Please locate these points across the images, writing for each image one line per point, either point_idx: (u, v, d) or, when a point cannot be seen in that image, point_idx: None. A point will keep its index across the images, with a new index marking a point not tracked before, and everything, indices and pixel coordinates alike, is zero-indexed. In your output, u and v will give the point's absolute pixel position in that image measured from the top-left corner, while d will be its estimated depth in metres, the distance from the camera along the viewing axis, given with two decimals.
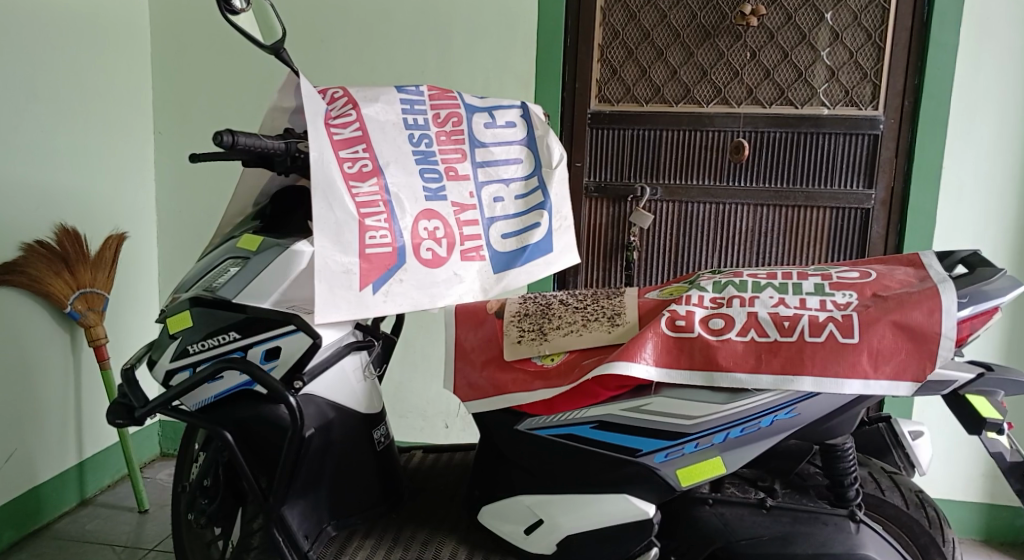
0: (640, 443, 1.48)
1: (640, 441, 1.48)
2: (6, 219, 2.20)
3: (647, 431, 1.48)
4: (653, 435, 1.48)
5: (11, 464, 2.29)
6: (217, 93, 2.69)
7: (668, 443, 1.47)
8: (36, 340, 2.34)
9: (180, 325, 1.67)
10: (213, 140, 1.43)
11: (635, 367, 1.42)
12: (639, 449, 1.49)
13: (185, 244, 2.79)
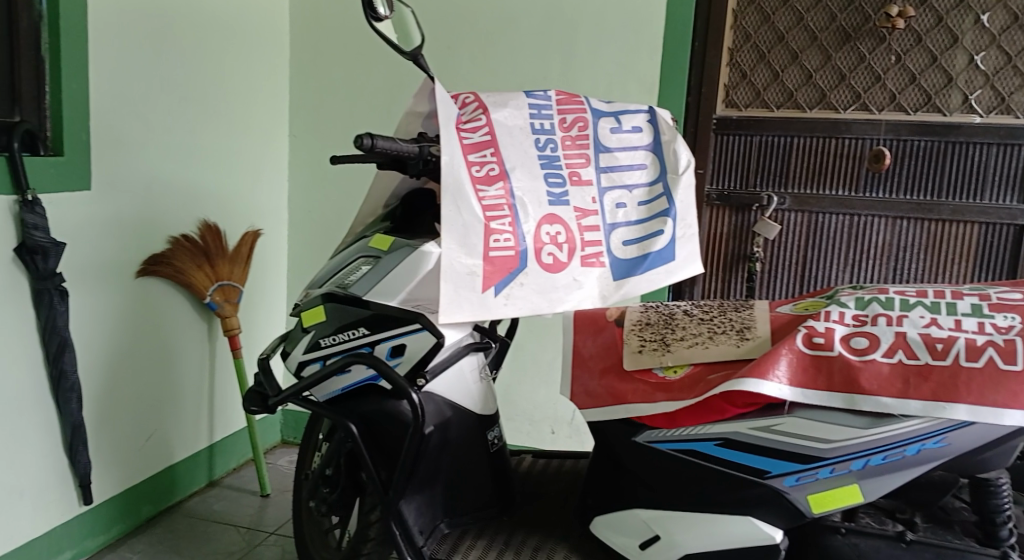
0: (769, 465, 1.43)
1: (770, 463, 1.43)
2: (155, 214, 2.34)
3: (778, 453, 1.42)
4: (785, 458, 1.42)
5: (151, 443, 2.43)
6: (349, 96, 2.78)
7: (800, 467, 1.41)
8: (177, 328, 2.48)
9: (313, 319, 1.74)
10: (353, 143, 1.46)
11: (766, 386, 1.37)
12: (768, 471, 1.43)
13: (312, 241, 2.89)
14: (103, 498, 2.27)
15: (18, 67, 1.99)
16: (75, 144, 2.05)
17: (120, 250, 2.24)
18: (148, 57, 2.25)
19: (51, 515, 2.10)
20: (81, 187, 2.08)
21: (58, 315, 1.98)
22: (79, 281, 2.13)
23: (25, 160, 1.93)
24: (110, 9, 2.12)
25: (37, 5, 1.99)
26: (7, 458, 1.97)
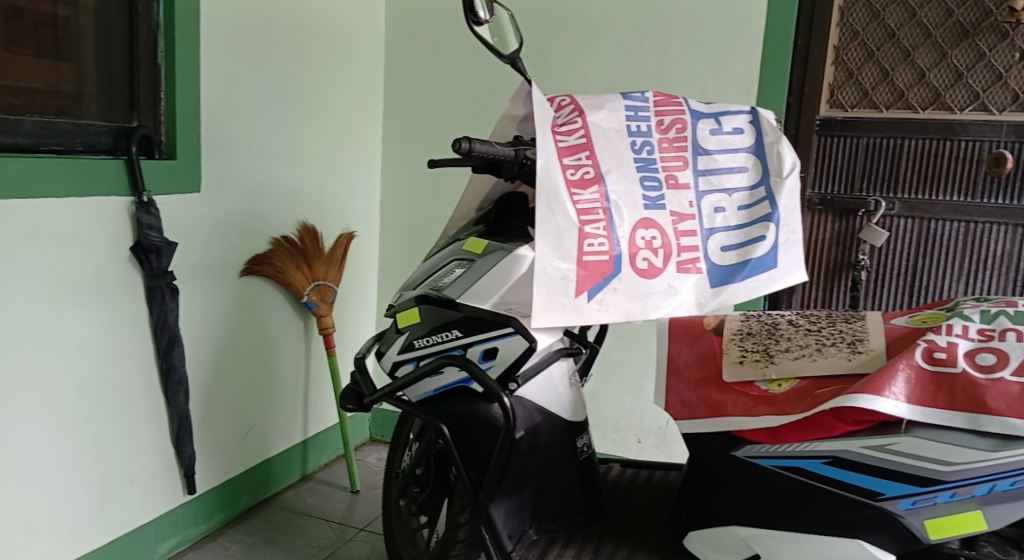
0: (883, 486, 1.37)
1: (884, 484, 1.37)
2: (258, 216, 2.40)
3: (893, 474, 1.36)
4: (901, 480, 1.36)
5: (250, 436, 2.50)
6: (443, 99, 2.80)
7: (918, 490, 1.35)
8: (275, 326, 2.54)
9: (408, 321, 1.76)
10: (451, 147, 1.47)
11: (881, 402, 1.32)
12: (881, 492, 1.37)
13: (404, 243, 2.93)
14: (206, 487, 2.35)
15: (136, 74, 2.08)
16: (188, 148, 2.13)
17: (226, 250, 2.31)
18: (254, 64, 2.32)
19: (158, 502, 2.18)
20: (192, 189, 2.16)
21: (169, 312, 2.06)
22: (189, 279, 2.21)
23: (141, 162, 2.01)
24: (221, 18, 2.20)
25: (155, 15, 2.08)
26: (120, 446, 2.05)
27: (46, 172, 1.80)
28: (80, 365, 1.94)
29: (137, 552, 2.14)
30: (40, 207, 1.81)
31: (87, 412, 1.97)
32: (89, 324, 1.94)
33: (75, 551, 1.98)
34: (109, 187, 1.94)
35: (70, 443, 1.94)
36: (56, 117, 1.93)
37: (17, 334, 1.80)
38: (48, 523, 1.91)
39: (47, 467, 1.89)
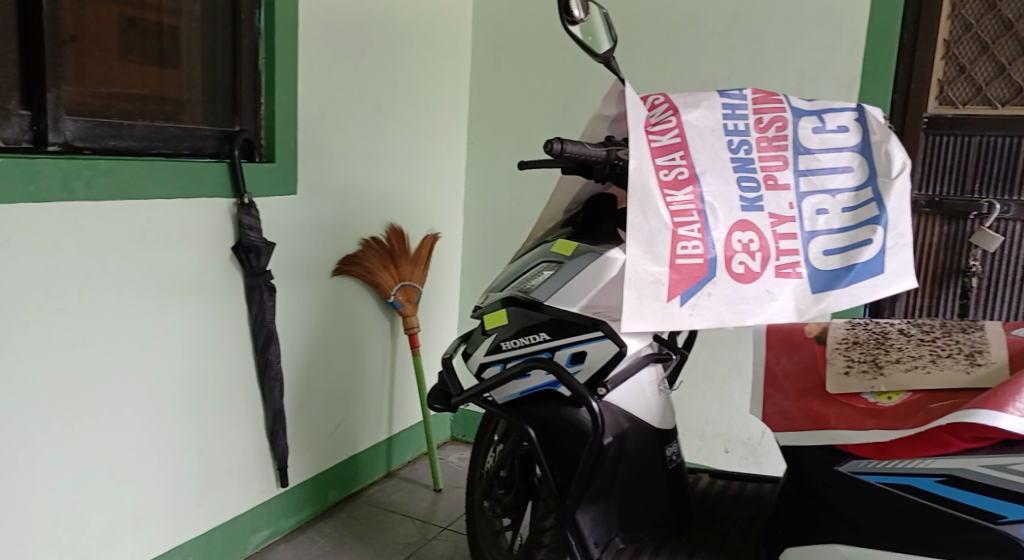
0: (1004, 508, 1.29)
1: (1005, 506, 1.29)
2: (349, 217, 2.43)
3: (1016, 495, 1.28)
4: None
5: (339, 432, 2.54)
6: (531, 99, 2.78)
7: None
8: (364, 325, 2.57)
9: (495, 322, 1.74)
10: (543, 147, 1.46)
11: (1005, 419, 1.26)
12: (1002, 515, 1.29)
13: (488, 245, 2.92)
14: (298, 480, 2.39)
15: (238, 80, 2.12)
16: (287, 150, 2.17)
17: (320, 251, 2.35)
18: (348, 68, 2.35)
19: (253, 494, 2.23)
20: (289, 191, 2.20)
21: (267, 310, 2.10)
22: (285, 278, 2.25)
23: (243, 165, 2.06)
24: (318, 23, 2.23)
25: (256, 23, 2.12)
26: (219, 439, 2.10)
27: (156, 174, 1.86)
28: (184, 360, 1.99)
29: (232, 542, 2.19)
30: (151, 208, 1.86)
31: (190, 405, 2.02)
32: (193, 321, 2.00)
33: (177, 539, 2.04)
34: (214, 190, 1.99)
35: (175, 434, 2.00)
36: (165, 121, 1.99)
37: (130, 328, 1.86)
38: (155, 511, 1.97)
39: (154, 458, 1.95)
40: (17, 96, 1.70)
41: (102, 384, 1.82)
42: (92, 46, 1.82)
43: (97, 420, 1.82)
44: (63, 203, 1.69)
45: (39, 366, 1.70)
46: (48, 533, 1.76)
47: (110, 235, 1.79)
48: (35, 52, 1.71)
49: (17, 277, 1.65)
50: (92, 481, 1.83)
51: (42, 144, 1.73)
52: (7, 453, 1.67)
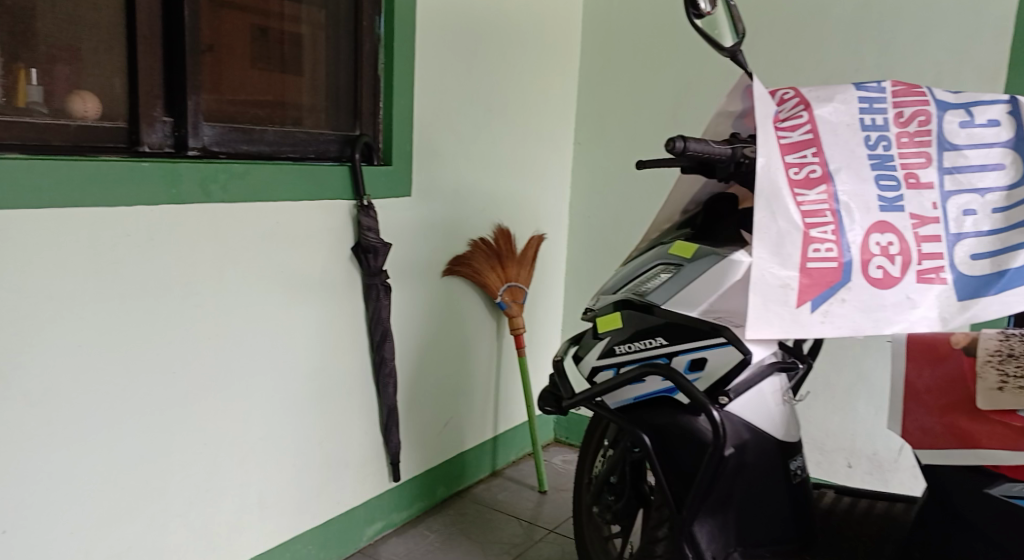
0: None
1: None
2: (460, 217, 2.43)
3: None
4: None
5: (447, 430, 2.54)
6: (643, 95, 2.69)
7: None
8: (472, 324, 2.57)
9: (609, 325, 1.69)
10: (664, 146, 1.39)
11: None
12: None
13: (596, 245, 2.86)
14: (408, 476, 2.41)
15: (360, 85, 2.15)
16: (402, 152, 2.18)
17: (431, 250, 2.35)
18: (461, 70, 2.35)
19: (367, 487, 2.26)
20: (405, 193, 2.21)
21: (382, 309, 2.11)
22: (398, 277, 2.26)
23: (363, 168, 2.07)
24: (433, 26, 2.23)
25: (377, 29, 2.14)
26: (337, 433, 2.13)
27: (285, 177, 1.89)
28: (304, 356, 2.02)
29: (347, 534, 2.22)
30: (279, 208, 1.90)
31: (310, 400, 2.05)
32: (313, 319, 2.02)
33: (297, 528, 2.08)
34: (335, 192, 2.01)
35: (297, 427, 2.03)
36: (293, 127, 2.04)
37: (257, 325, 1.90)
38: (278, 500, 2.02)
39: (277, 449, 1.99)
40: (161, 104, 1.77)
41: (232, 378, 1.86)
42: (226, 55, 1.88)
43: (226, 413, 1.86)
44: (202, 205, 1.74)
45: (178, 358, 1.75)
46: (183, 518, 1.81)
47: (242, 234, 1.83)
48: (178, 62, 1.77)
49: (161, 273, 1.70)
50: (223, 469, 1.88)
51: (183, 149, 1.79)
52: (150, 440, 1.73)
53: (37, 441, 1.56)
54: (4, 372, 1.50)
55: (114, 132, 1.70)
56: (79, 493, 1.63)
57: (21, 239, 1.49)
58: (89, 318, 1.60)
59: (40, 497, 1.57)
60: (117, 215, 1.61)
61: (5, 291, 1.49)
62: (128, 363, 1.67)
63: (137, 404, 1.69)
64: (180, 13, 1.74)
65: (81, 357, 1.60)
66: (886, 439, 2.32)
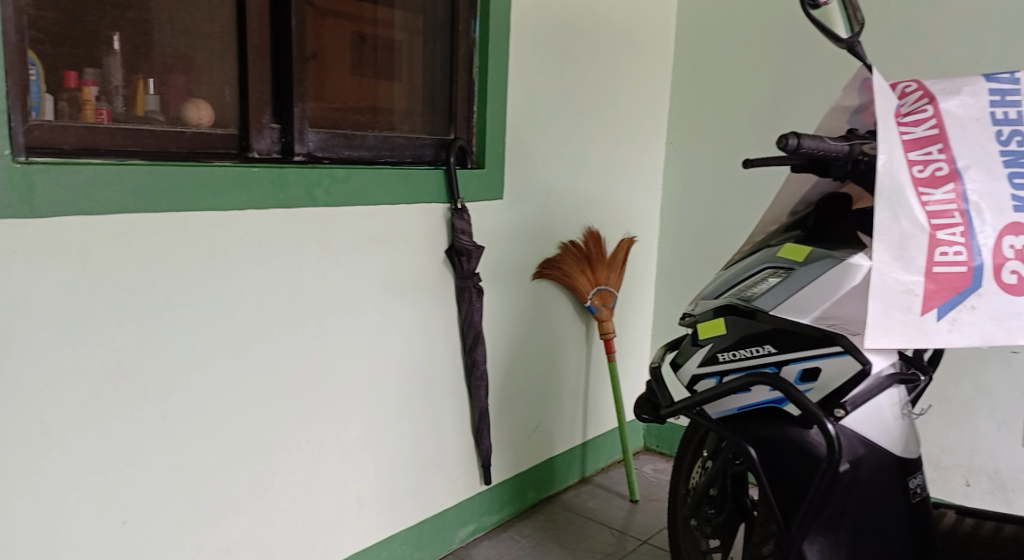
0: None
1: None
2: (551, 219, 2.39)
3: None
4: None
5: (537, 434, 2.51)
6: (740, 94, 2.60)
7: None
8: (562, 328, 2.53)
9: (711, 331, 1.62)
10: (777, 143, 1.32)
11: None
12: None
13: (689, 249, 2.78)
14: (498, 479, 2.38)
15: (454, 90, 2.14)
16: (496, 156, 2.16)
17: (523, 253, 2.32)
18: (555, 71, 2.31)
19: (459, 489, 2.24)
20: (497, 196, 2.18)
21: (475, 312, 2.09)
22: (491, 280, 2.23)
23: (458, 171, 2.06)
24: (527, 29, 2.20)
25: (472, 33, 2.12)
26: (431, 435, 2.12)
27: (384, 182, 1.89)
28: (400, 358, 2.01)
29: (440, 535, 2.21)
30: (379, 212, 1.90)
31: (405, 402, 2.05)
32: (408, 322, 2.01)
33: (393, 527, 2.08)
34: (430, 195, 2.00)
35: (393, 428, 2.03)
36: (392, 132, 2.05)
37: (356, 327, 1.90)
38: (375, 499, 2.02)
39: (374, 450, 1.99)
40: (270, 110, 1.79)
41: (332, 379, 1.87)
42: (328, 61, 1.91)
43: (326, 414, 1.87)
44: (307, 209, 1.75)
45: (282, 357, 1.76)
46: (286, 514, 1.83)
47: (343, 236, 1.83)
48: (285, 70, 1.78)
49: (267, 274, 1.71)
50: (324, 467, 1.89)
51: (289, 155, 1.80)
52: (256, 437, 1.74)
53: (156, 436, 1.59)
54: (128, 368, 1.53)
55: (225, 138, 1.73)
56: (190, 488, 1.65)
57: (141, 241, 1.52)
58: (202, 318, 1.62)
59: (154, 492, 1.60)
60: (227, 219, 1.62)
61: (127, 290, 1.51)
62: (237, 364, 1.69)
63: (244, 403, 1.71)
64: (288, 21, 1.76)
65: (194, 354, 1.62)
66: (1009, 457, 2.18)
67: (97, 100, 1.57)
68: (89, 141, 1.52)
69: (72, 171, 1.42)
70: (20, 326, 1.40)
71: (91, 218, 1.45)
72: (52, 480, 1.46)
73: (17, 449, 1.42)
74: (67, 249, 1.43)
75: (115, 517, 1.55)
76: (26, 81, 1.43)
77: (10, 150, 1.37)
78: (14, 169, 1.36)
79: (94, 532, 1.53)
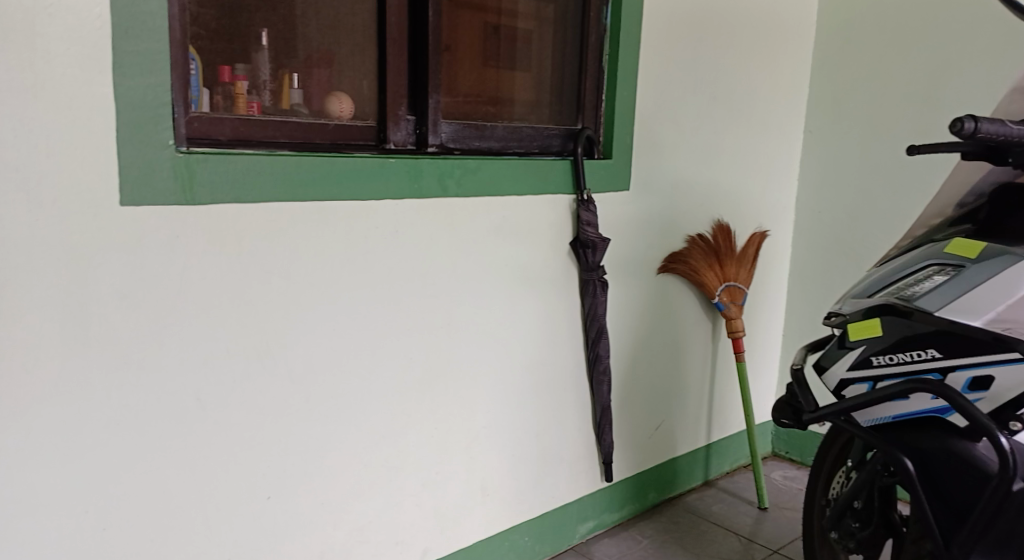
0: None
1: None
2: (679, 211, 2.30)
3: None
4: None
5: (659, 433, 2.42)
6: (886, 80, 2.44)
7: None
8: (689, 325, 2.43)
9: (864, 332, 1.49)
10: (949, 129, 1.21)
11: None
12: None
13: (824, 246, 2.62)
14: (620, 477, 2.32)
15: (583, 79, 2.08)
16: (623, 147, 2.09)
17: (650, 246, 2.24)
18: (689, 58, 2.22)
19: (581, 484, 2.19)
20: (623, 188, 2.11)
21: (599, 306, 2.02)
22: (616, 273, 2.17)
23: (585, 162, 2.00)
24: (661, 15, 2.12)
25: (604, 20, 2.05)
26: (554, 429, 2.08)
27: (512, 173, 1.85)
28: (526, 351, 1.98)
29: (561, 530, 2.16)
30: (506, 204, 1.86)
31: (531, 395, 2.01)
32: (535, 315, 1.97)
33: (516, 519, 2.04)
34: (557, 185, 1.95)
35: (519, 419, 1.99)
36: (521, 123, 2.01)
37: (484, 318, 1.87)
38: (499, 490, 1.99)
39: (499, 441, 1.96)
40: (406, 102, 1.78)
41: (461, 370, 1.85)
42: (461, 53, 1.89)
43: (453, 404, 1.85)
44: (439, 200, 1.73)
45: (415, 345, 1.75)
46: (416, 498, 1.82)
47: (475, 226, 1.81)
48: (421, 62, 1.76)
49: (402, 262, 1.70)
50: (450, 456, 1.87)
51: (423, 146, 1.80)
52: (390, 422, 1.74)
53: (294, 419, 1.60)
54: (273, 352, 1.55)
55: (364, 130, 1.73)
56: (324, 470, 1.66)
57: (289, 229, 1.53)
58: (337, 305, 1.62)
59: (290, 474, 1.61)
60: (366, 209, 1.62)
61: (275, 275, 1.53)
62: (371, 353, 1.68)
63: (378, 391, 1.71)
64: (425, 13, 1.73)
65: (335, 338, 1.62)
66: None
67: (249, 94, 1.60)
68: (243, 132, 1.54)
69: (227, 162, 1.44)
70: (182, 307, 1.44)
71: (246, 206, 1.47)
72: (202, 455, 1.50)
73: (175, 425, 1.46)
74: (224, 235, 1.46)
75: (260, 492, 1.58)
76: (187, 75, 1.45)
77: (173, 142, 1.40)
78: (178, 160, 1.39)
79: (239, 506, 1.56)
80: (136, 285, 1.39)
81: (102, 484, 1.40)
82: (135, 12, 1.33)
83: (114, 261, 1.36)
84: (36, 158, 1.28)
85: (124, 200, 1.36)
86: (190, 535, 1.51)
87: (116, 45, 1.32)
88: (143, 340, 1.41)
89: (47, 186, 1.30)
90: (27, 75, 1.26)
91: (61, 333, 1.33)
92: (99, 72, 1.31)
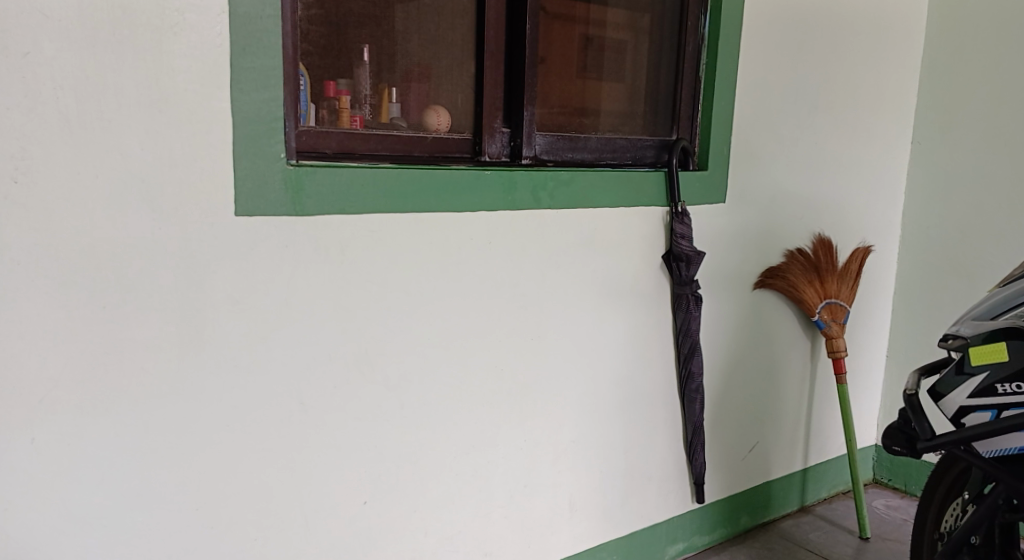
0: None
1: None
2: (777, 225, 2.22)
3: None
4: None
5: (753, 455, 2.33)
6: (1001, 87, 2.30)
7: None
8: (785, 342, 2.34)
9: (989, 357, 1.41)
10: None
11: None
12: None
13: (932, 262, 2.49)
14: (711, 500, 2.24)
15: (679, 89, 2.03)
16: (720, 159, 2.03)
17: (746, 260, 2.16)
18: (789, 67, 2.14)
19: (671, 504, 2.12)
20: (719, 200, 2.05)
21: (693, 321, 1.95)
22: (711, 288, 2.10)
23: (680, 173, 1.94)
24: (762, 22, 2.05)
25: (702, 29, 2.00)
26: (645, 445, 2.02)
27: (606, 184, 1.81)
28: (618, 365, 1.93)
29: (650, 550, 2.10)
30: (599, 216, 1.82)
31: (622, 410, 1.96)
32: (629, 330, 1.93)
33: (604, 535, 1.99)
34: (651, 197, 1.90)
35: (610, 434, 1.95)
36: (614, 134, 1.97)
37: (577, 332, 1.84)
38: (586, 505, 1.94)
39: (589, 456, 1.92)
40: (502, 115, 1.76)
41: (553, 382, 1.82)
42: (556, 64, 1.87)
43: (545, 417, 1.82)
44: (532, 212, 1.71)
45: (508, 356, 1.73)
46: (505, 510, 1.79)
47: (568, 238, 1.77)
48: (518, 75, 1.74)
49: (495, 274, 1.68)
50: (540, 468, 1.84)
51: (518, 158, 1.78)
52: (480, 431, 1.72)
53: (387, 429, 1.59)
54: (369, 362, 1.55)
55: (461, 142, 1.72)
56: (414, 479, 1.64)
57: (389, 239, 1.53)
58: (431, 315, 1.60)
59: (382, 482, 1.60)
60: (461, 221, 1.61)
61: (373, 284, 1.53)
62: (463, 365, 1.67)
63: (469, 402, 1.69)
64: (522, 25, 1.71)
65: (429, 346, 1.61)
66: None
67: (352, 108, 1.62)
68: (347, 145, 1.56)
69: (333, 173, 1.45)
70: (287, 312, 1.45)
71: (350, 216, 1.48)
72: (299, 460, 1.51)
73: (278, 428, 1.47)
74: (327, 245, 1.47)
75: (354, 498, 1.58)
76: (297, 91, 1.47)
77: (285, 154, 1.42)
78: (289, 172, 1.41)
79: (334, 510, 1.56)
80: (247, 291, 1.41)
81: (209, 484, 1.42)
82: (253, 29, 1.35)
83: (226, 267, 1.38)
84: (158, 168, 1.31)
85: (239, 210, 1.38)
86: (286, 538, 1.52)
87: (234, 61, 1.35)
88: (250, 346, 1.43)
89: (168, 196, 1.33)
90: (153, 90, 1.29)
91: (177, 336, 1.36)
92: (218, 87, 1.34)
